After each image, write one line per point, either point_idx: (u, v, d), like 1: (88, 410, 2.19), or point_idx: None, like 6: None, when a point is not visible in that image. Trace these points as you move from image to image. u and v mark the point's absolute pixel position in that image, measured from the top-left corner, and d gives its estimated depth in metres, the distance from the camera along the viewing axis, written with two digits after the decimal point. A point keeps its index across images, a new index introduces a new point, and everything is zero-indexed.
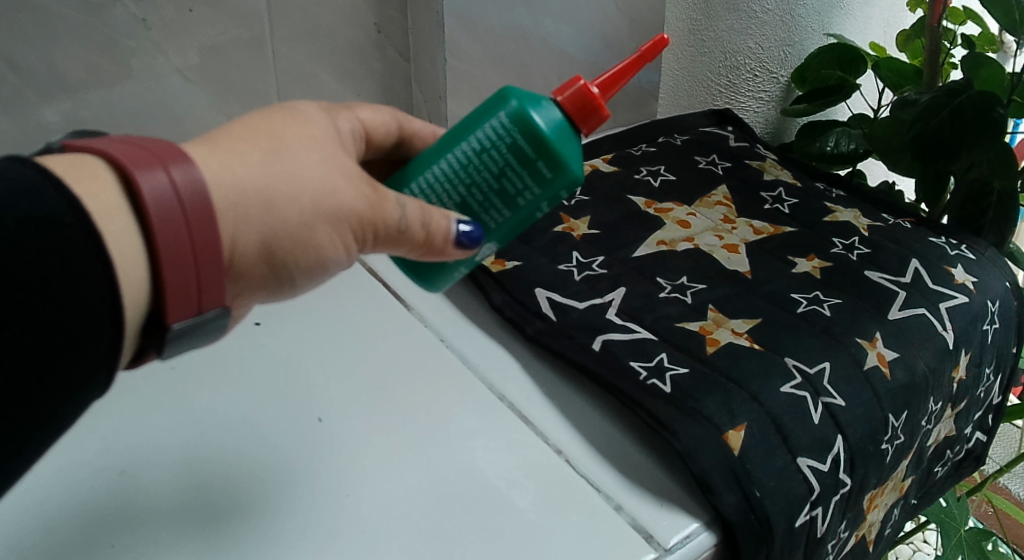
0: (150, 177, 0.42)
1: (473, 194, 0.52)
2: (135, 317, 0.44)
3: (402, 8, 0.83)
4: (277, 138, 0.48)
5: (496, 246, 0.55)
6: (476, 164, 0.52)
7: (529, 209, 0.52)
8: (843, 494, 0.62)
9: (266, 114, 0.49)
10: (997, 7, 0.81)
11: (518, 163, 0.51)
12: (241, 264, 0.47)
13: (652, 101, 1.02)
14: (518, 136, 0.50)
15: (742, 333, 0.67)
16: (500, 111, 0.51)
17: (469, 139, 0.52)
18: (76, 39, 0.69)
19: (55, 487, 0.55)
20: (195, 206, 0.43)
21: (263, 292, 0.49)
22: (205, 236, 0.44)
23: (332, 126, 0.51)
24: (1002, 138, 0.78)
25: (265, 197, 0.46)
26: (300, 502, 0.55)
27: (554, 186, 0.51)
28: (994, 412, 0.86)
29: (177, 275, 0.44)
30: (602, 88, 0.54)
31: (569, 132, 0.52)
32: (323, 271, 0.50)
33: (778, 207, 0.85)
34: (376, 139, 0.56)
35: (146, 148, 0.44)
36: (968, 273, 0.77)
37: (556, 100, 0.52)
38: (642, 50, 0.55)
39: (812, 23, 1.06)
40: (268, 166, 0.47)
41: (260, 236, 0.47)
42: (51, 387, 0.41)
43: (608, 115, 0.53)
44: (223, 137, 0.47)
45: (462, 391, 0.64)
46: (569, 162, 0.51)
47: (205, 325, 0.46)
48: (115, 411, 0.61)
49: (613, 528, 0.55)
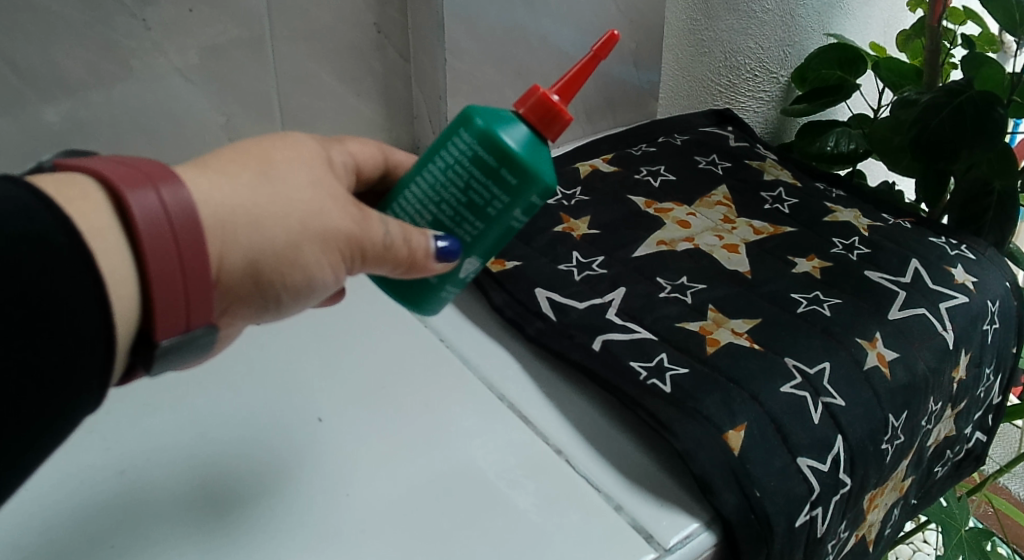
0: (141, 197, 0.43)
1: (443, 211, 0.52)
2: (124, 335, 0.44)
3: (402, 8, 0.83)
4: (265, 161, 0.49)
5: (480, 261, 0.54)
6: (442, 181, 0.51)
7: (503, 221, 0.51)
8: (843, 494, 0.62)
9: (254, 140, 0.50)
10: (996, 7, 0.81)
11: (483, 175, 0.50)
12: (227, 282, 0.47)
13: (652, 101, 1.01)
14: (479, 148, 0.50)
15: (742, 333, 0.67)
16: (461, 128, 0.50)
17: (435, 158, 0.52)
18: (76, 39, 0.69)
19: (55, 488, 0.55)
20: (185, 228, 0.44)
21: (249, 312, 0.50)
22: (195, 256, 0.44)
23: (319, 151, 0.52)
24: (1001, 138, 0.78)
25: (253, 217, 0.47)
26: (301, 503, 0.55)
27: (524, 193, 0.50)
28: (994, 412, 0.86)
29: (166, 294, 0.44)
30: (560, 93, 0.53)
31: (537, 143, 0.51)
32: (309, 290, 0.50)
33: (778, 207, 0.85)
34: (366, 174, 0.57)
35: (136, 168, 0.44)
36: (968, 273, 0.77)
37: (517, 113, 0.51)
38: (592, 50, 0.54)
39: (812, 23, 1.07)
40: (255, 188, 0.47)
41: (246, 255, 0.47)
42: (51, 387, 0.40)
43: (571, 119, 0.52)
44: (212, 160, 0.48)
45: (462, 392, 0.64)
46: (535, 168, 0.50)
47: (192, 343, 0.46)
48: (114, 412, 0.61)
49: (613, 527, 0.55)
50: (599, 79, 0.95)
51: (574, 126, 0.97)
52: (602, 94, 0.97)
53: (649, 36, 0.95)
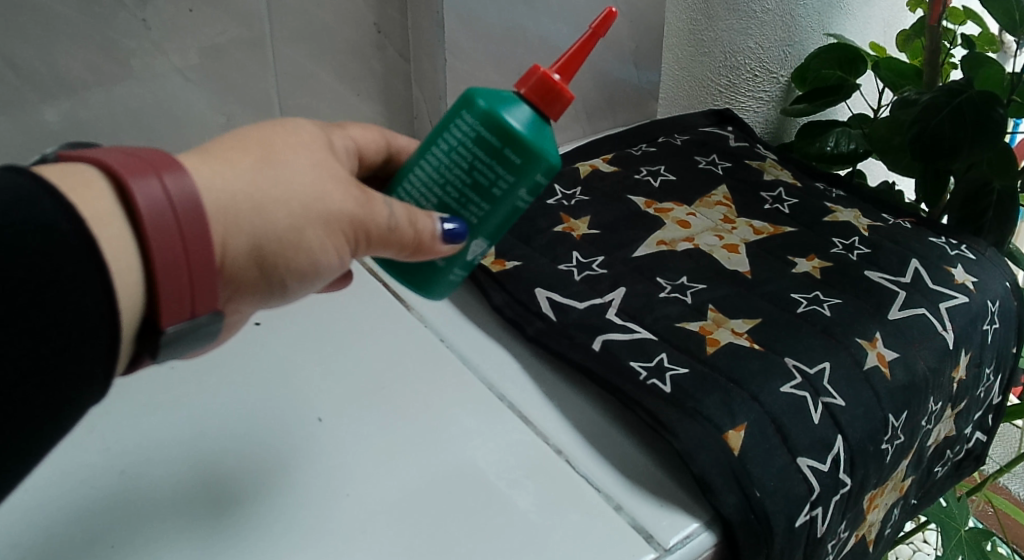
0: (144, 185, 0.43)
1: (448, 193, 0.52)
2: (129, 322, 0.44)
3: (402, 8, 0.83)
4: (267, 147, 0.49)
5: (486, 243, 0.54)
6: (447, 164, 0.51)
7: (509, 201, 0.51)
8: (843, 494, 0.62)
9: (256, 127, 0.50)
10: (996, 6, 0.81)
11: (487, 156, 0.50)
12: (231, 268, 0.47)
13: (652, 101, 1.01)
14: (482, 129, 0.50)
15: (742, 333, 0.67)
16: (463, 110, 0.50)
17: (439, 141, 0.52)
18: (75, 38, 0.69)
19: (54, 487, 0.55)
20: (189, 215, 0.43)
21: (254, 297, 0.50)
22: (199, 244, 0.44)
23: (322, 138, 0.52)
24: (1002, 138, 0.78)
25: (255, 201, 0.47)
26: (300, 504, 0.55)
27: (528, 172, 0.50)
28: (994, 412, 0.86)
29: (170, 281, 0.44)
30: (562, 71, 0.52)
31: (540, 123, 0.51)
32: (314, 274, 0.50)
33: (778, 207, 0.85)
34: (368, 158, 0.57)
35: (140, 157, 0.44)
36: (968, 273, 0.77)
37: (518, 93, 0.51)
38: (592, 28, 0.53)
39: (812, 23, 1.07)
40: (257, 173, 0.47)
41: (250, 240, 0.47)
42: (50, 390, 0.40)
43: (572, 98, 0.51)
44: (216, 148, 0.48)
45: (462, 391, 0.64)
46: (538, 147, 0.50)
47: (198, 330, 0.46)
48: (113, 413, 0.60)
49: (613, 527, 0.55)
50: (599, 79, 0.95)
51: (575, 126, 0.97)
52: (602, 94, 0.97)
53: (649, 36, 0.95)
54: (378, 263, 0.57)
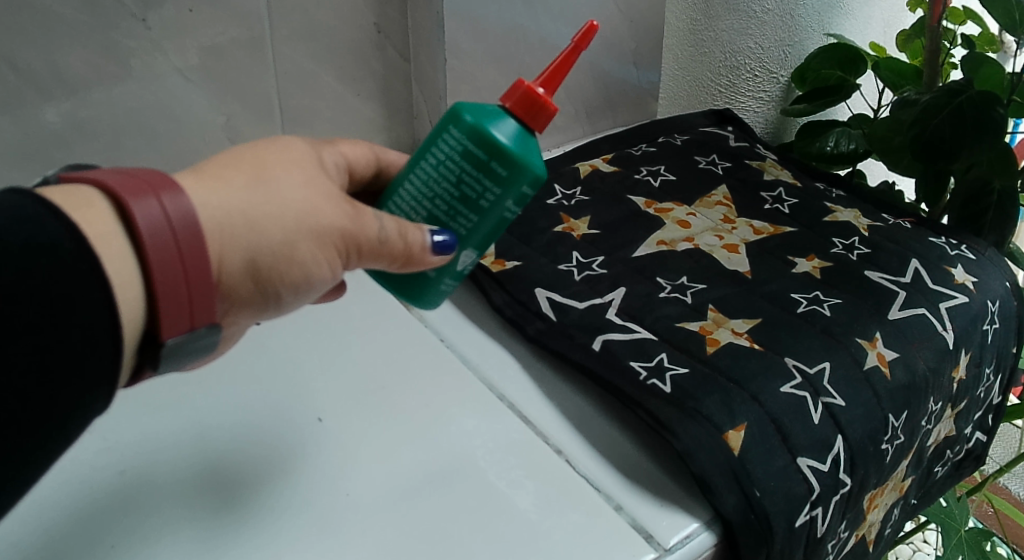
0: (143, 206, 0.43)
1: (438, 206, 0.52)
2: (130, 336, 0.44)
3: (402, 8, 0.84)
4: (260, 166, 0.48)
5: (476, 252, 0.54)
6: (435, 177, 0.51)
7: (496, 212, 0.51)
8: (843, 494, 0.62)
9: (249, 145, 0.50)
10: (997, 6, 0.81)
11: (474, 169, 0.50)
12: (228, 283, 0.47)
13: (651, 101, 1.01)
14: (468, 143, 0.50)
15: (742, 333, 0.67)
16: (450, 125, 0.50)
17: (427, 156, 0.52)
18: (74, 38, 0.69)
19: (54, 488, 0.55)
20: (187, 234, 0.44)
21: (250, 310, 0.50)
22: (197, 260, 0.44)
23: (313, 155, 0.52)
24: (1002, 138, 0.78)
25: (249, 218, 0.47)
26: (297, 506, 0.55)
27: (515, 184, 0.50)
28: (994, 412, 0.85)
29: (169, 297, 0.44)
30: (546, 84, 0.52)
31: (526, 136, 0.51)
32: (308, 286, 0.50)
33: (778, 208, 0.85)
34: (357, 172, 0.56)
35: (138, 177, 0.44)
36: (968, 273, 0.77)
37: (503, 107, 0.51)
38: (574, 40, 0.53)
39: (812, 23, 1.07)
40: (250, 189, 0.47)
41: (246, 254, 0.47)
42: (49, 394, 0.40)
43: (557, 111, 0.52)
44: (210, 167, 0.48)
45: (462, 391, 0.64)
46: (524, 160, 0.50)
47: (196, 341, 0.46)
48: (111, 415, 0.60)
49: (613, 527, 0.55)
50: (599, 79, 0.95)
51: (575, 126, 0.97)
52: (602, 94, 0.97)
53: (649, 36, 0.95)
54: (370, 274, 0.57)
